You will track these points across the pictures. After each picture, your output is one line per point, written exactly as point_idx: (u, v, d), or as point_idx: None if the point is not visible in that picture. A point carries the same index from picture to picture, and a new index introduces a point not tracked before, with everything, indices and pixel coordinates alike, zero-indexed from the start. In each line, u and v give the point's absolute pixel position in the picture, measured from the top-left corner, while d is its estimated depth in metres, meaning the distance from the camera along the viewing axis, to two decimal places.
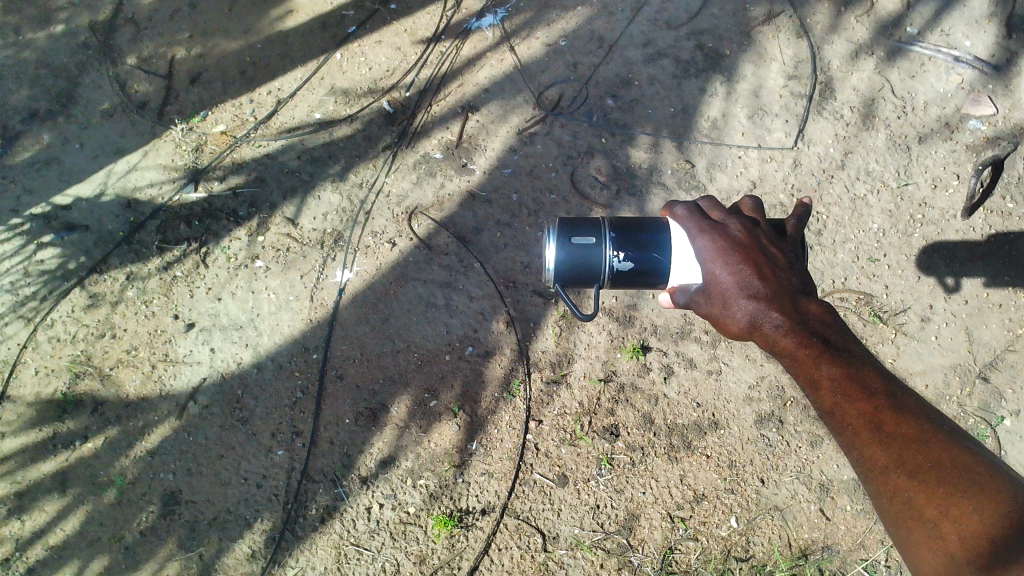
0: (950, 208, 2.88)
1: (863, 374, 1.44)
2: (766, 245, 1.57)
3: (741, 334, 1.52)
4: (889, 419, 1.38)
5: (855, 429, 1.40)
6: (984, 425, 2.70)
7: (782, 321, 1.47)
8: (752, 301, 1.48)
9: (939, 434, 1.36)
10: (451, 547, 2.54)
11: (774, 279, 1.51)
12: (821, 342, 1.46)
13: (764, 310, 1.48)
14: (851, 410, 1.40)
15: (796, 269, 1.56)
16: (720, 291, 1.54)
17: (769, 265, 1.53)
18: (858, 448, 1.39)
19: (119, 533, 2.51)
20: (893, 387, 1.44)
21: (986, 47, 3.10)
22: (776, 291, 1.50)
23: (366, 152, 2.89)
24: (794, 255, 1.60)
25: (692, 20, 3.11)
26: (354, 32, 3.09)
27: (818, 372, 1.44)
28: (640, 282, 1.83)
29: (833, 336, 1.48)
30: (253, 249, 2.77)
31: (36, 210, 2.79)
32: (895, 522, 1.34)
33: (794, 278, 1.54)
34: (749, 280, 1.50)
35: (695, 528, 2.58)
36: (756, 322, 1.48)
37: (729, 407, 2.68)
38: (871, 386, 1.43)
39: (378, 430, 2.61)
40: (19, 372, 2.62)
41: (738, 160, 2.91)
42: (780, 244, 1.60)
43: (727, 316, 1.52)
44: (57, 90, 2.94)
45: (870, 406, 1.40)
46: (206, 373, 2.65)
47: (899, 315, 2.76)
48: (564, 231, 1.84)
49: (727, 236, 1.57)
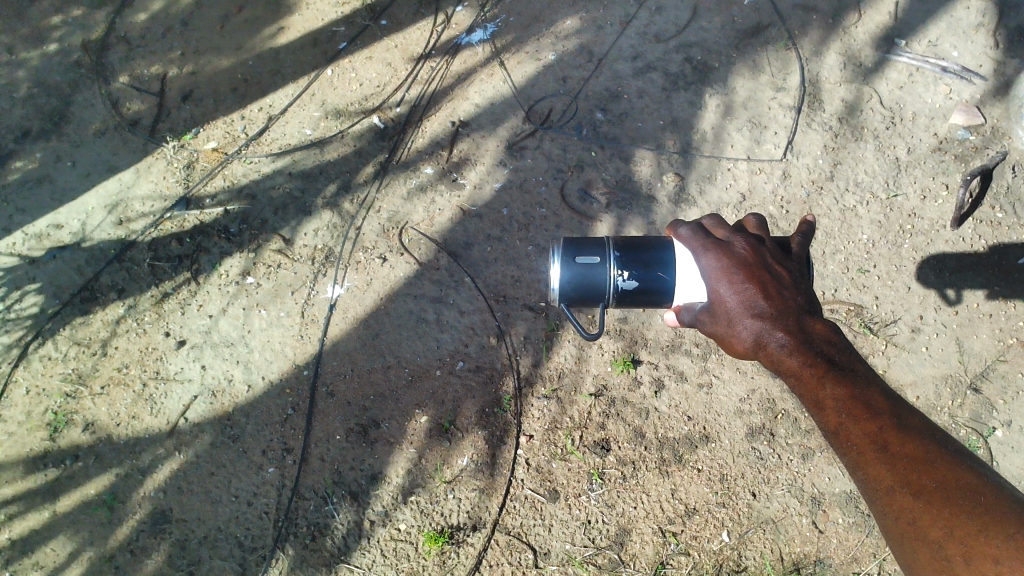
0: (939, 219, 2.88)
1: (868, 394, 1.45)
2: (772, 263, 1.55)
3: (746, 353, 1.51)
4: (893, 439, 1.39)
5: (860, 449, 1.40)
6: (976, 436, 2.69)
7: (787, 340, 1.46)
8: (757, 321, 1.48)
9: (943, 455, 1.36)
10: (443, 564, 2.52)
11: (779, 299, 1.50)
12: (825, 362, 1.46)
13: (770, 330, 1.47)
14: (856, 430, 1.41)
15: (801, 288, 1.54)
16: (725, 311, 1.53)
17: (775, 284, 1.52)
18: (863, 469, 1.39)
19: (109, 552, 2.50)
20: (897, 407, 1.45)
21: (973, 58, 3.11)
22: (782, 311, 1.49)
23: (357, 168, 2.90)
24: (798, 273, 1.58)
25: (680, 33, 3.11)
26: (344, 48, 3.10)
27: (823, 392, 1.45)
28: (644, 302, 1.81)
29: (837, 356, 1.48)
30: (244, 266, 2.77)
31: (29, 229, 2.81)
32: (901, 545, 1.32)
33: (800, 297, 1.52)
34: (754, 300, 1.49)
35: (687, 543, 2.57)
36: (762, 341, 1.47)
37: (720, 420, 2.67)
38: (876, 406, 1.43)
39: (369, 447, 2.61)
40: (10, 391, 2.62)
41: (727, 173, 2.91)
42: (785, 262, 1.58)
43: (733, 335, 1.52)
44: (49, 109, 2.95)
45: (875, 425, 1.41)
46: (197, 391, 2.65)
47: (889, 326, 2.75)
48: (569, 250, 1.84)
49: (732, 254, 1.56)
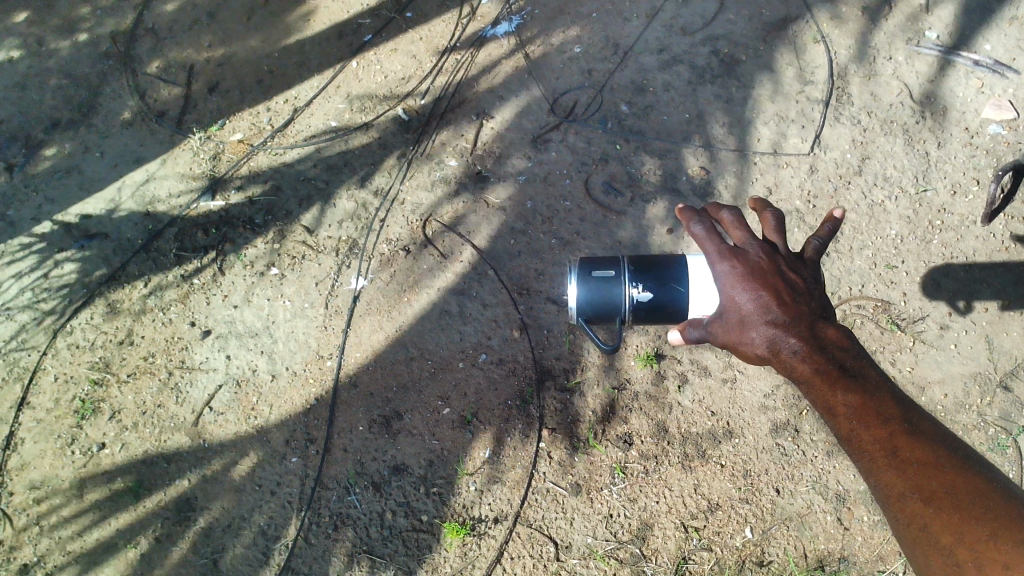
0: (970, 214, 2.83)
1: (880, 400, 1.40)
2: (786, 270, 1.51)
3: (759, 360, 1.47)
4: (904, 444, 1.36)
5: (872, 456, 1.38)
6: (1006, 435, 2.62)
7: (801, 348, 1.42)
8: (773, 328, 1.44)
9: (953, 460, 1.35)
10: (464, 556, 2.52)
11: (793, 305, 1.46)
12: (838, 369, 1.41)
13: (785, 336, 1.42)
14: (867, 436, 1.38)
15: (814, 293, 1.50)
16: (738, 317, 1.49)
17: (789, 290, 1.48)
18: (875, 474, 1.38)
19: (135, 539, 2.52)
20: (909, 411, 1.41)
21: (1006, 51, 3.06)
22: (795, 318, 1.44)
23: (382, 160, 2.90)
24: (812, 279, 1.54)
25: (706, 26, 3.10)
26: (370, 40, 3.10)
27: (835, 399, 1.40)
28: (661, 318, 1.82)
29: (850, 362, 1.42)
30: (269, 256, 2.79)
31: (58, 219, 2.84)
32: (912, 550, 1.32)
33: (812, 303, 1.48)
34: (770, 307, 1.45)
35: (710, 539, 2.54)
36: (776, 348, 1.43)
37: (743, 416, 2.65)
38: (887, 412, 1.39)
39: (391, 438, 2.61)
40: (39, 378, 2.65)
41: (753, 166, 2.88)
42: (799, 268, 1.54)
43: (746, 341, 1.47)
44: (79, 100, 2.99)
45: (886, 432, 1.37)
46: (222, 381, 2.67)
47: (916, 323, 2.71)
48: (585, 268, 1.87)
49: (746, 262, 1.52)
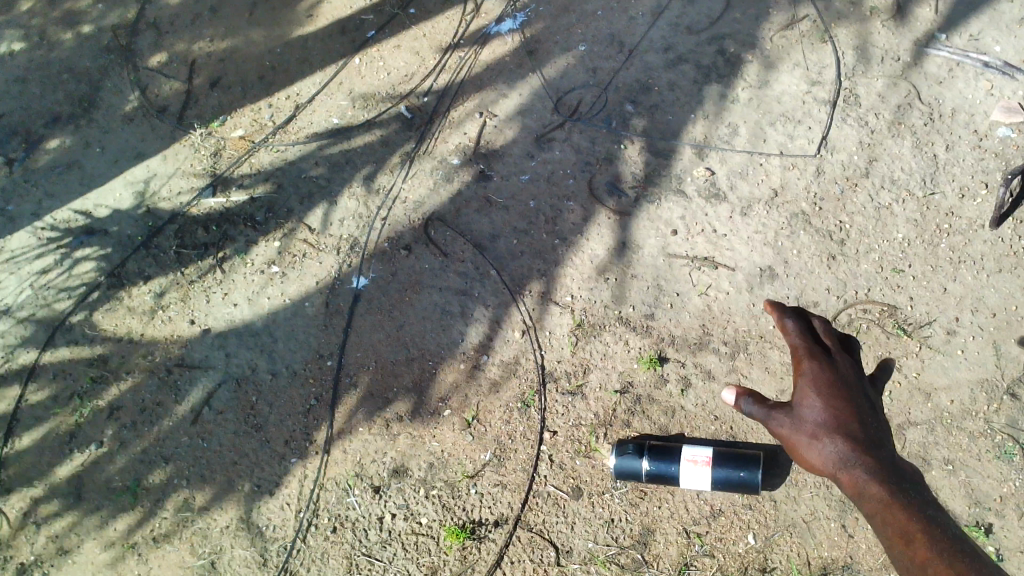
0: (978, 218, 2.79)
1: (915, 499, 1.54)
2: (850, 374, 1.81)
3: (806, 449, 1.74)
4: (928, 532, 1.44)
5: (897, 536, 1.47)
6: (1013, 442, 2.59)
7: (846, 439, 1.68)
8: (822, 416, 1.73)
9: (977, 555, 1.39)
10: (463, 559, 2.51)
11: (848, 403, 1.75)
12: (884, 467, 1.62)
13: (832, 425, 1.71)
14: (896, 521, 1.49)
15: (874, 408, 1.77)
16: (796, 406, 1.79)
17: (847, 391, 1.77)
18: (898, 554, 1.44)
19: (133, 539, 2.52)
20: (946, 517, 1.50)
21: (1016, 52, 2.98)
22: (847, 412, 1.73)
23: (384, 158, 2.88)
24: (877, 404, 1.81)
25: (713, 24, 3.04)
26: (373, 36, 3.07)
27: (872, 488, 1.57)
28: None
29: (900, 468, 1.63)
30: (270, 254, 2.76)
31: (58, 214, 2.82)
32: None
33: (870, 410, 1.75)
34: (825, 399, 1.76)
35: (712, 545, 2.53)
36: (822, 434, 1.71)
37: (747, 421, 2.61)
38: (924, 510, 1.51)
39: (391, 440, 2.60)
40: (38, 375, 2.65)
41: (759, 168, 2.85)
42: (866, 386, 1.83)
43: (798, 428, 1.77)
44: (80, 94, 2.97)
45: (914, 519, 1.48)
46: (220, 379, 2.64)
47: (923, 328, 2.68)
48: None
49: (819, 359, 1.84)
